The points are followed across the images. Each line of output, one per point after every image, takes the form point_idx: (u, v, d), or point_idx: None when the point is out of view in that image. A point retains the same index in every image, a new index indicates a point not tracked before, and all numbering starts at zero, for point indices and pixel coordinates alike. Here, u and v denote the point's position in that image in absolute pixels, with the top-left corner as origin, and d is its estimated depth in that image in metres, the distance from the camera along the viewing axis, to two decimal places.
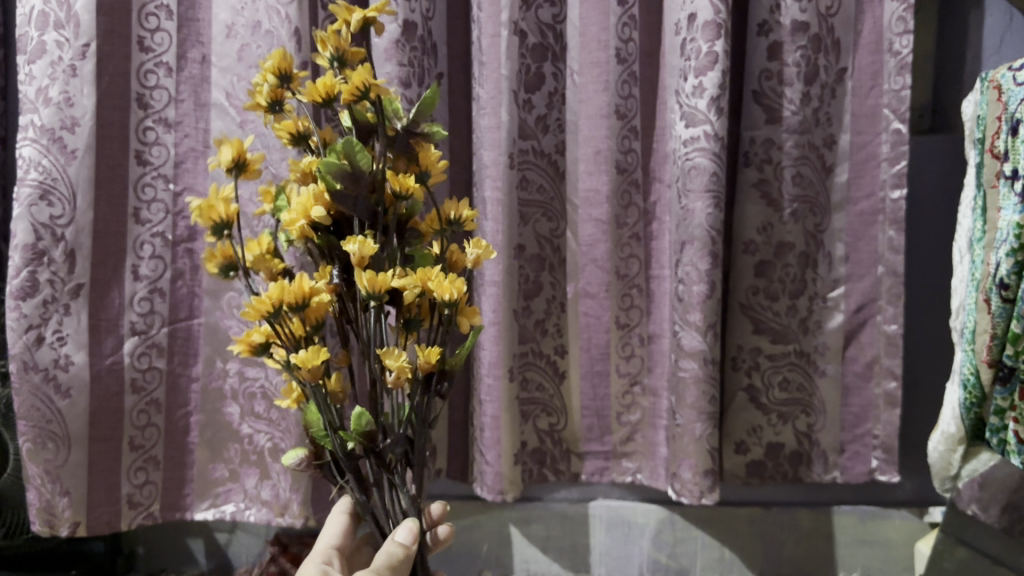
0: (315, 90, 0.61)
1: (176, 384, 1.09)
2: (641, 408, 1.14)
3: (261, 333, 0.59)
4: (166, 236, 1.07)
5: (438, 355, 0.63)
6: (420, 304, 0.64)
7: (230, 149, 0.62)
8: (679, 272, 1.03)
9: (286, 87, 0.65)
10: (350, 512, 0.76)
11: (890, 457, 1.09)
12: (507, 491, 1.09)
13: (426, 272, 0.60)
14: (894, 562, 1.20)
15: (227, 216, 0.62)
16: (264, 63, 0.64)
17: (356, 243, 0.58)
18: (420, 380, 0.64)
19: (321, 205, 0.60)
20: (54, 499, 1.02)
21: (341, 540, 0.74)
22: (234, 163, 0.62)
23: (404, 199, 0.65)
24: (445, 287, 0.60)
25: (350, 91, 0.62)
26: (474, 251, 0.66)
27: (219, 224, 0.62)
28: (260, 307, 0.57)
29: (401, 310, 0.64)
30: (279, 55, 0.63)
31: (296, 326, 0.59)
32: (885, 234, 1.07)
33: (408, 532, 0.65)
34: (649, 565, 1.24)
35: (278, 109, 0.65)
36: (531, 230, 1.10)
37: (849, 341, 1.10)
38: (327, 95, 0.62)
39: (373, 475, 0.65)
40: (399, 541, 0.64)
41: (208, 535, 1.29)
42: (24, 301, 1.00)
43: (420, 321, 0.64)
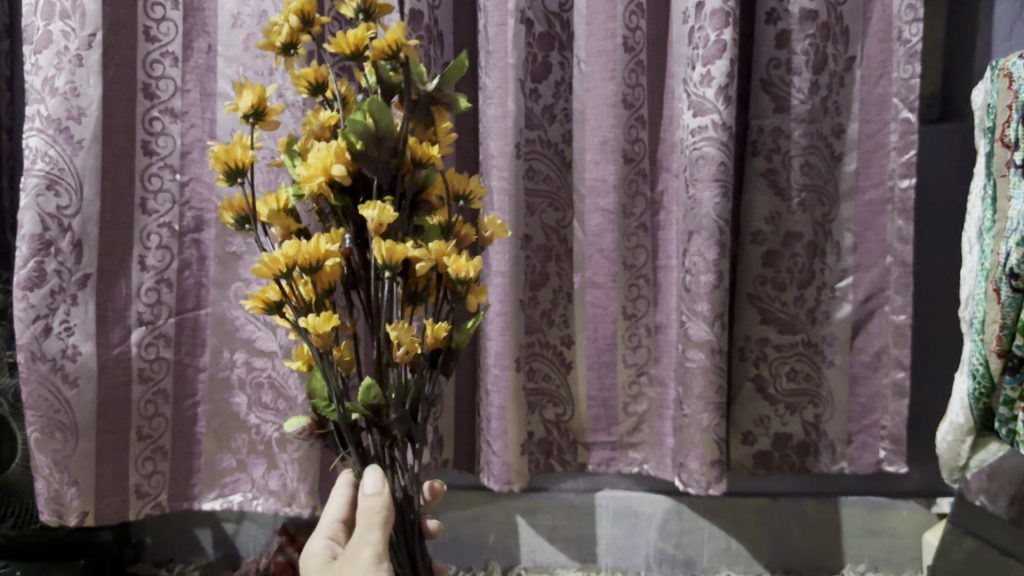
0: (343, 44, 0.60)
1: (184, 374, 1.10)
2: (648, 399, 1.14)
3: (275, 290, 0.59)
4: (173, 226, 1.07)
5: (446, 333, 0.62)
6: (429, 278, 0.64)
7: (250, 95, 0.62)
8: (686, 262, 1.03)
9: (307, 32, 0.63)
10: (353, 483, 0.72)
11: (898, 447, 1.09)
12: (514, 481, 1.09)
13: (442, 246, 0.60)
14: (902, 552, 1.20)
15: (240, 164, 0.62)
16: (288, 5, 0.63)
17: (376, 209, 0.58)
18: (426, 358, 0.63)
19: (342, 163, 0.60)
20: (63, 489, 1.02)
21: (348, 515, 0.72)
22: (253, 110, 0.62)
23: (422, 168, 0.64)
24: (460, 264, 0.60)
25: (379, 50, 0.61)
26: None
27: (233, 170, 0.62)
28: (272, 264, 0.57)
29: (410, 282, 0.63)
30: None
31: (309, 288, 0.59)
32: (894, 224, 1.06)
33: (375, 478, 0.63)
34: (656, 556, 1.24)
35: (291, 50, 0.64)
36: (538, 220, 1.10)
37: (858, 331, 1.09)
38: (354, 49, 0.61)
39: (375, 452, 0.65)
40: (369, 493, 0.62)
41: (216, 526, 1.29)
42: (32, 291, 0.99)
43: (427, 295, 0.64)
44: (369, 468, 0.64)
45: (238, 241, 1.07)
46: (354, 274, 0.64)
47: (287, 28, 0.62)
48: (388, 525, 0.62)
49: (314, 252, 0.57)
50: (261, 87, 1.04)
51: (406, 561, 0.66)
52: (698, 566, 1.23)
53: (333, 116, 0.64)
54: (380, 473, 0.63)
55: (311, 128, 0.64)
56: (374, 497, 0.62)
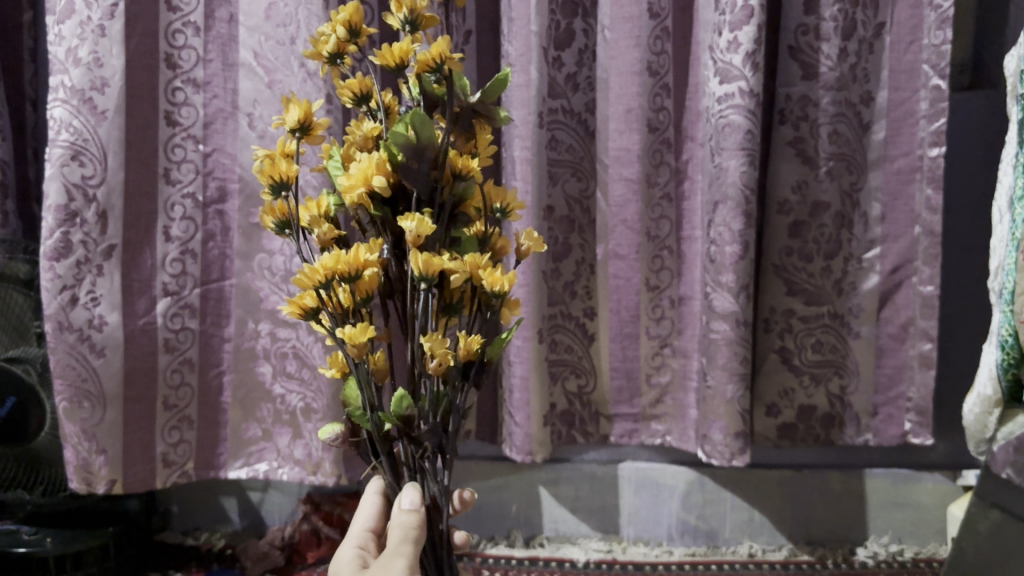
0: (389, 57, 0.58)
1: (209, 343, 1.11)
2: (671, 370, 1.14)
3: (312, 298, 0.58)
4: (196, 197, 1.07)
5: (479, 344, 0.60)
6: (464, 290, 0.61)
7: (298, 109, 0.60)
8: (711, 233, 1.02)
9: (353, 43, 0.60)
10: (384, 492, 0.72)
11: (924, 420, 1.08)
12: (536, 452, 1.10)
13: (476, 259, 0.58)
14: (926, 525, 1.19)
15: (283, 179, 0.61)
16: (335, 15, 0.60)
17: (415, 220, 0.56)
18: (459, 370, 0.62)
19: (382, 174, 0.58)
20: (90, 457, 1.03)
21: (377, 524, 0.71)
22: (299, 123, 0.60)
23: (462, 180, 0.62)
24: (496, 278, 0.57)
25: (423, 62, 0.58)
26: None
27: (276, 184, 0.61)
28: (311, 275, 0.56)
29: (445, 293, 0.61)
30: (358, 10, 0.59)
31: (348, 298, 0.58)
32: (922, 193, 1.05)
33: (413, 495, 0.63)
34: (678, 526, 1.24)
35: (338, 62, 0.61)
36: (561, 190, 1.09)
37: (884, 302, 1.08)
38: (399, 63, 0.59)
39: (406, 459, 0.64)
40: (407, 507, 0.62)
41: (242, 495, 1.31)
42: (58, 261, 1.00)
43: (462, 307, 0.62)
44: (408, 482, 0.64)
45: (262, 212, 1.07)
46: (391, 285, 0.63)
47: (334, 41, 0.60)
48: (418, 546, 0.62)
49: (354, 262, 0.56)
50: (283, 57, 1.04)
51: (432, 563, 0.66)
52: (719, 537, 1.23)
53: (376, 127, 0.62)
54: (417, 488, 0.64)
55: (354, 139, 0.62)
56: (411, 512, 0.62)
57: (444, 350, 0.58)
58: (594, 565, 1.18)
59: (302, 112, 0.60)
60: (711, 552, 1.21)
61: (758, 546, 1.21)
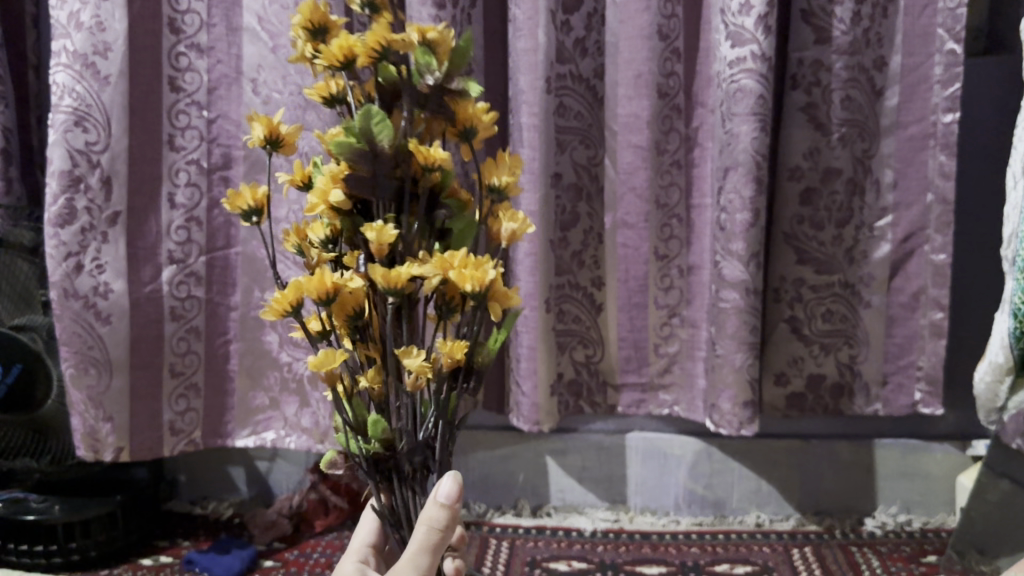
0: (328, 53, 0.50)
1: (216, 312, 1.10)
2: (680, 340, 1.13)
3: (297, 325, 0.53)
4: (201, 163, 1.06)
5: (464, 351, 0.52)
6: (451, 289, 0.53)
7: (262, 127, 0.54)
8: (721, 200, 1.00)
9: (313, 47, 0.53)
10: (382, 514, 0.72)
11: (934, 389, 1.08)
12: (543, 421, 1.09)
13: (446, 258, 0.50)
14: (935, 495, 1.19)
15: (259, 206, 0.54)
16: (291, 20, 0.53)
17: (374, 230, 0.50)
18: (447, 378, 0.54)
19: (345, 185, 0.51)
20: (97, 425, 1.04)
21: (377, 540, 0.71)
22: (265, 142, 0.54)
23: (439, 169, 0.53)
24: (467, 277, 0.49)
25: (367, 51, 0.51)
26: (508, 224, 0.52)
27: (250, 214, 0.54)
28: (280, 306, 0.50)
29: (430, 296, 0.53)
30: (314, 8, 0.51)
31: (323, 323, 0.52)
32: (936, 159, 1.03)
33: (451, 488, 0.55)
34: (685, 496, 1.24)
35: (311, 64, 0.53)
36: (569, 158, 1.08)
37: (896, 271, 1.07)
38: (345, 61, 0.51)
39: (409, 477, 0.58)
40: (439, 502, 0.55)
41: (250, 465, 1.31)
42: (63, 228, 0.99)
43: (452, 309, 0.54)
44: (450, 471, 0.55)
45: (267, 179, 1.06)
46: None
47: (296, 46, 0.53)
48: (440, 547, 0.55)
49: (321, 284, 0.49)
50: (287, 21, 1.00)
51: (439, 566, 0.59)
52: (727, 507, 1.23)
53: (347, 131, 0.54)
54: (458, 481, 0.55)
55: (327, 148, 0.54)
56: (442, 509, 0.55)
57: (421, 366, 0.51)
58: (601, 534, 1.18)
59: (263, 132, 0.53)
60: (718, 522, 1.22)
61: (766, 516, 1.21)
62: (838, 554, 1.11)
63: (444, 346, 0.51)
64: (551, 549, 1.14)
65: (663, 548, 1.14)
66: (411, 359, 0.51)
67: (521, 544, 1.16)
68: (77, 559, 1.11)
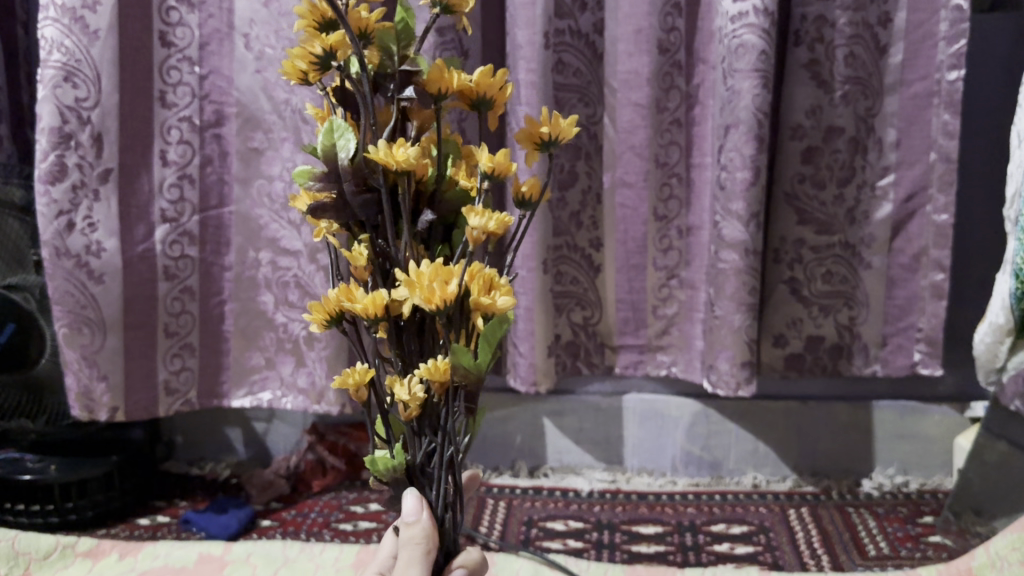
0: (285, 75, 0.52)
1: (210, 272, 1.09)
2: (678, 302, 1.12)
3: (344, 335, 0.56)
4: (193, 120, 1.04)
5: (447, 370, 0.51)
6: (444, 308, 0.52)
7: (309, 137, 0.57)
8: (721, 159, 0.99)
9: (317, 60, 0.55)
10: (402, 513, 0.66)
11: (933, 350, 1.07)
12: (540, 382, 1.09)
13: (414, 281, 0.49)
14: (932, 457, 1.19)
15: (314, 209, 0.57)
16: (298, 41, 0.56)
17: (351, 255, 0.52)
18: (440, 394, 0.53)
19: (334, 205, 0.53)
20: (92, 384, 1.03)
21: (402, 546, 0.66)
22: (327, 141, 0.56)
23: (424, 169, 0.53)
24: (420, 291, 0.48)
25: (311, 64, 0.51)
26: (471, 222, 0.50)
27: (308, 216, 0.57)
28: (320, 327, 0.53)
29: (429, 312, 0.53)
30: (305, 11, 0.51)
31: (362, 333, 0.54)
32: (939, 118, 1.01)
33: (414, 504, 0.54)
34: (682, 457, 1.24)
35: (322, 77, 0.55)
36: (567, 116, 1.06)
37: (897, 232, 1.06)
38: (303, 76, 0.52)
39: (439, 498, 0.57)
40: (407, 521, 0.54)
41: (247, 425, 1.30)
42: (54, 185, 0.98)
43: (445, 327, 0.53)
44: (408, 490, 0.55)
45: (260, 135, 1.05)
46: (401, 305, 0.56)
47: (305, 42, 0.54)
48: (429, 558, 0.54)
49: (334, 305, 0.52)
50: None
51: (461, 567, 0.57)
52: (724, 468, 1.23)
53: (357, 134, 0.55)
54: (419, 496, 0.55)
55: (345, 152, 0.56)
56: (413, 527, 0.54)
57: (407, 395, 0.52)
58: (598, 495, 1.18)
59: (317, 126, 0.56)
60: (715, 482, 1.22)
61: (763, 477, 1.22)
62: (834, 514, 1.11)
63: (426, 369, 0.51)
64: (548, 509, 1.14)
65: (659, 508, 1.14)
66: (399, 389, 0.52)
67: (518, 504, 1.16)
68: (75, 519, 1.11)
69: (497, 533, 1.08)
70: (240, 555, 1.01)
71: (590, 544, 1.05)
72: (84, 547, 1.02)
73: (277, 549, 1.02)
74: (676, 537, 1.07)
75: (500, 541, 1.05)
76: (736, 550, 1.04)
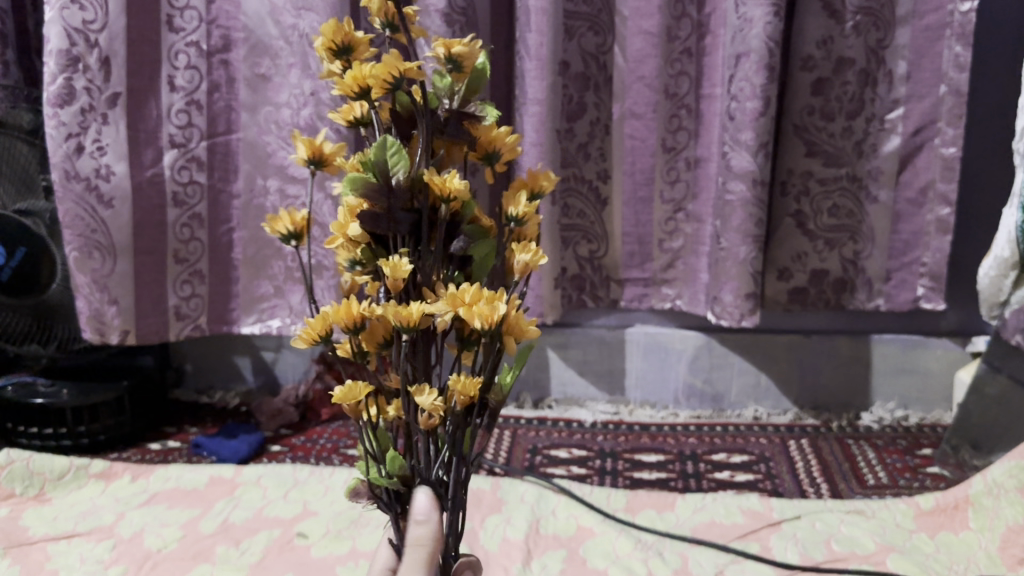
0: (345, 89, 0.45)
1: (218, 199, 1.09)
2: (684, 235, 1.12)
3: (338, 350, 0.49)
4: (201, 45, 1.03)
5: (479, 388, 0.47)
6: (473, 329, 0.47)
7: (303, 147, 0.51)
8: (732, 89, 0.99)
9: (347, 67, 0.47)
10: None
11: (937, 285, 1.08)
12: (546, 314, 1.11)
13: (456, 296, 0.44)
14: (932, 392, 1.21)
15: (300, 230, 0.52)
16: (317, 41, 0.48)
17: (388, 266, 0.45)
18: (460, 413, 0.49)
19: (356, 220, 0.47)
20: (103, 308, 1.05)
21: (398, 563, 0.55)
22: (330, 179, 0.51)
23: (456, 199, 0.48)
24: (471, 312, 0.43)
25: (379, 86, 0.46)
26: (520, 256, 0.48)
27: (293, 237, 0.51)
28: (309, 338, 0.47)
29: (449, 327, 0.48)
30: (334, 29, 0.46)
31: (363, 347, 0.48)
32: (951, 50, 1.00)
33: (425, 503, 0.49)
34: (684, 390, 1.25)
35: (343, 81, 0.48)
36: (577, 46, 1.05)
37: (905, 165, 1.05)
38: (360, 92, 0.46)
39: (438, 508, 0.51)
40: (416, 520, 0.49)
41: (256, 355, 1.32)
42: (63, 108, 0.99)
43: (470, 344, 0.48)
44: (419, 487, 0.50)
45: (268, 62, 1.04)
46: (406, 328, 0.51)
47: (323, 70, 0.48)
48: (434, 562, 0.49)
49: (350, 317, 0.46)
50: None
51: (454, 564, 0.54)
52: (725, 401, 1.25)
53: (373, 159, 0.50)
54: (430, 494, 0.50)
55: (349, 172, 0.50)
56: (422, 528, 0.48)
57: (432, 405, 0.46)
58: (601, 426, 1.20)
59: (305, 152, 0.50)
60: (715, 415, 1.23)
61: (763, 410, 1.23)
62: (834, 446, 1.13)
63: (457, 383, 0.47)
64: (552, 438, 1.16)
65: (661, 438, 1.16)
66: (423, 397, 0.47)
67: (522, 434, 1.18)
68: (87, 442, 1.13)
69: (502, 459, 1.10)
70: (251, 478, 1.03)
71: (593, 471, 1.07)
72: (96, 468, 1.04)
73: (286, 473, 1.03)
74: (677, 465, 1.09)
75: (505, 467, 1.07)
76: (736, 478, 1.06)
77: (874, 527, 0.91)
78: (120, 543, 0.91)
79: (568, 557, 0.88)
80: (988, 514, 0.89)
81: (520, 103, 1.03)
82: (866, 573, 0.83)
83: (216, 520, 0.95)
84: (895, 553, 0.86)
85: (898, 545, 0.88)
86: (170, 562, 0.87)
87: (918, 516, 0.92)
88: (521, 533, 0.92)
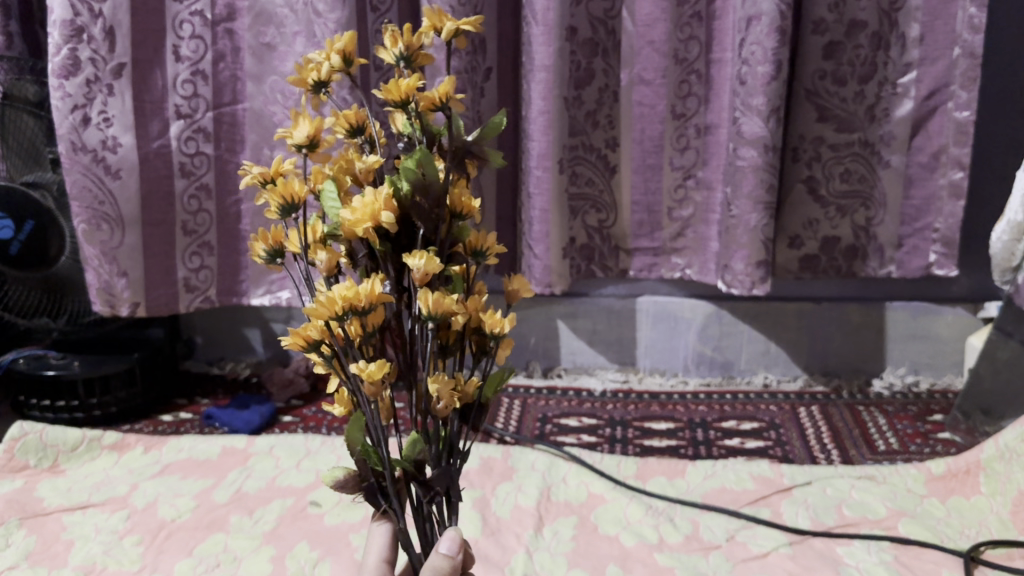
0: (399, 92, 0.44)
1: (225, 169, 1.09)
2: (694, 203, 1.12)
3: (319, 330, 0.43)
4: (205, 14, 1.02)
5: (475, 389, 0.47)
6: (462, 332, 0.47)
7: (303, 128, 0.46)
8: (742, 53, 0.98)
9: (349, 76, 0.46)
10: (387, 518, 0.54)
11: (949, 251, 1.07)
12: (555, 284, 1.11)
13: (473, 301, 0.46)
14: (943, 358, 1.20)
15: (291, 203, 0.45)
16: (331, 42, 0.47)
17: (423, 257, 0.43)
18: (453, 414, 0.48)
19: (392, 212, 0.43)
20: (112, 280, 1.06)
21: (392, 553, 0.54)
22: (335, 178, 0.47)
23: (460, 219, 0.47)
24: (495, 320, 0.46)
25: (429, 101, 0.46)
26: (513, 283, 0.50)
27: (273, 256, 0.47)
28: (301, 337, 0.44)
29: (441, 332, 0.47)
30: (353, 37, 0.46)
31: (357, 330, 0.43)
32: (965, 11, 0.98)
33: (452, 540, 0.50)
34: (694, 358, 1.25)
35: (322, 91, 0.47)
36: (584, 10, 1.04)
37: (917, 130, 1.04)
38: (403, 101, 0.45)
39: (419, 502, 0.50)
40: (442, 554, 0.49)
41: (266, 327, 1.32)
42: (68, 80, 0.99)
43: (456, 348, 0.48)
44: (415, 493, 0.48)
45: (273, 31, 1.03)
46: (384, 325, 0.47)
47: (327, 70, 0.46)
48: None
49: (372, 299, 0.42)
50: None
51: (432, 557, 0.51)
52: (735, 368, 1.25)
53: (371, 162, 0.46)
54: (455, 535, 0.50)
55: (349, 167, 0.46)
56: (446, 560, 0.49)
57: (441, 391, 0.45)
58: (611, 395, 1.20)
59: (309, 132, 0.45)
60: (725, 383, 1.23)
61: (773, 376, 1.23)
62: (844, 413, 1.12)
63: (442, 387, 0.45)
64: (562, 407, 1.16)
65: (671, 407, 1.16)
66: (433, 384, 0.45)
67: (533, 403, 1.18)
68: (99, 414, 1.13)
69: (512, 428, 1.11)
70: (264, 448, 1.03)
71: (603, 439, 1.08)
72: (109, 440, 1.04)
73: (299, 442, 1.04)
74: (687, 432, 1.09)
75: (515, 436, 1.07)
76: (747, 444, 1.06)
77: (885, 493, 0.91)
78: (134, 513, 0.91)
79: (580, 524, 0.88)
80: (1000, 478, 0.89)
81: (528, 72, 1.02)
82: (877, 538, 0.83)
83: (230, 489, 0.95)
84: (906, 518, 0.86)
85: (909, 510, 0.88)
86: (183, 532, 0.88)
87: (929, 481, 0.92)
88: (532, 500, 0.92)
